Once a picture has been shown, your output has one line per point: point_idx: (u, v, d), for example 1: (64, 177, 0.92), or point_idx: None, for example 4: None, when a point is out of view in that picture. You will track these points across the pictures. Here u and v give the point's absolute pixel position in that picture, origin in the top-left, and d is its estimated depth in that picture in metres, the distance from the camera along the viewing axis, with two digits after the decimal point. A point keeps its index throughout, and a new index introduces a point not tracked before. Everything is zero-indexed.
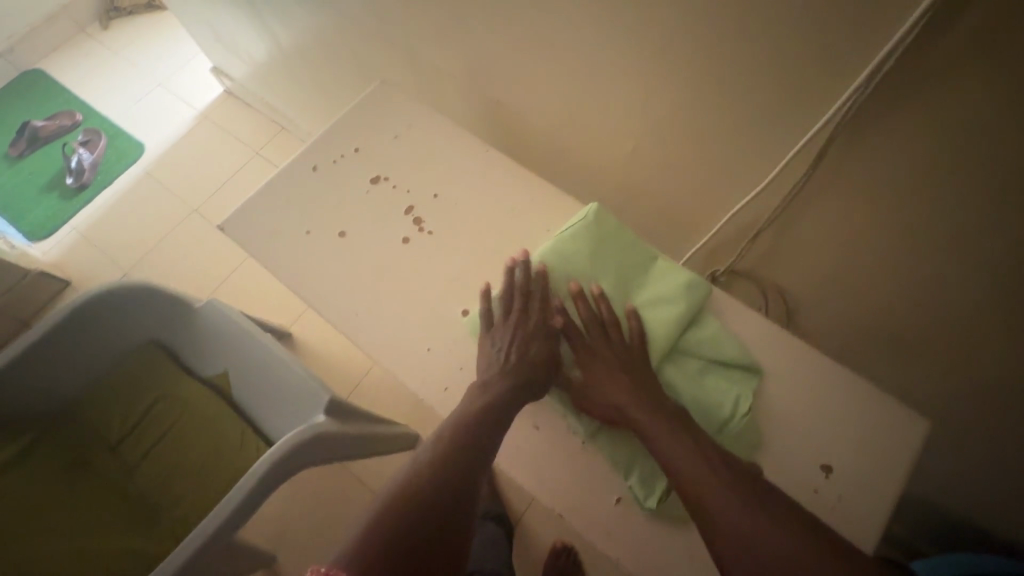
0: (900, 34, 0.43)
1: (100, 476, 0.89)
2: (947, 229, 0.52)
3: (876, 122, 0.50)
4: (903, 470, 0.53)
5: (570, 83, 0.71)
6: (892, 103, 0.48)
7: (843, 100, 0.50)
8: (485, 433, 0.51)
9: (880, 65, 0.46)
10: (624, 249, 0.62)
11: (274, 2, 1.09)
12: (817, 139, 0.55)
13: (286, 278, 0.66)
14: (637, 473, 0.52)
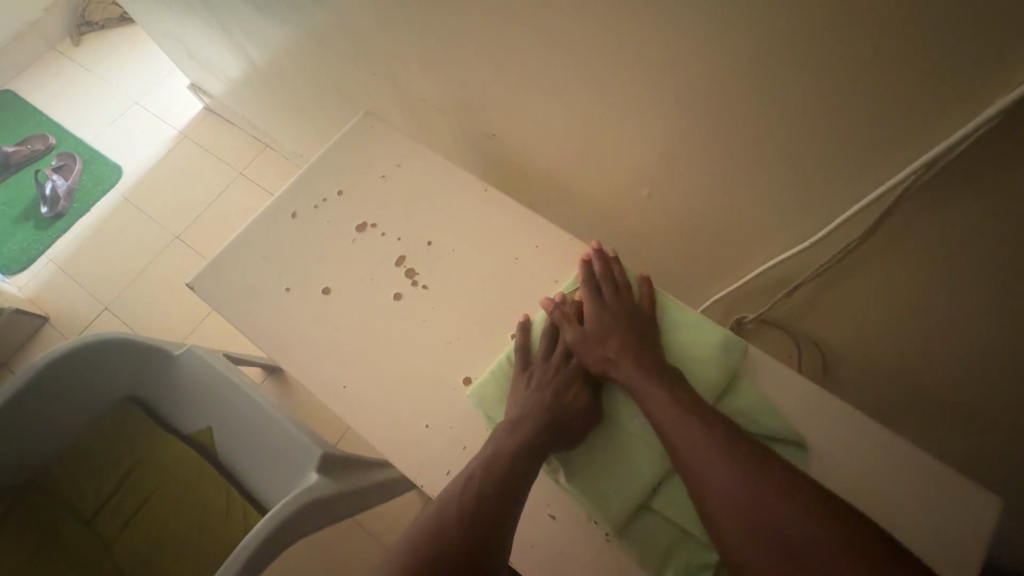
0: (1012, 97, 0.35)
1: (73, 551, 0.82)
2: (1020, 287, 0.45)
3: (954, 173, 0.42)
4: (979, 560, 0.46)
5: (579, 113, 0.63)
6: (977, 150, 0.40)
7: (925, 159, 0.42)
8: (521, 461, 0.47)
9: (977, 126, 0.38)
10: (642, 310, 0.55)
11: (244, 20, 1.02)
12: (879, 187, 0.47)
13: (264, 344, 0.59)
14: (672, 574, 0.46)
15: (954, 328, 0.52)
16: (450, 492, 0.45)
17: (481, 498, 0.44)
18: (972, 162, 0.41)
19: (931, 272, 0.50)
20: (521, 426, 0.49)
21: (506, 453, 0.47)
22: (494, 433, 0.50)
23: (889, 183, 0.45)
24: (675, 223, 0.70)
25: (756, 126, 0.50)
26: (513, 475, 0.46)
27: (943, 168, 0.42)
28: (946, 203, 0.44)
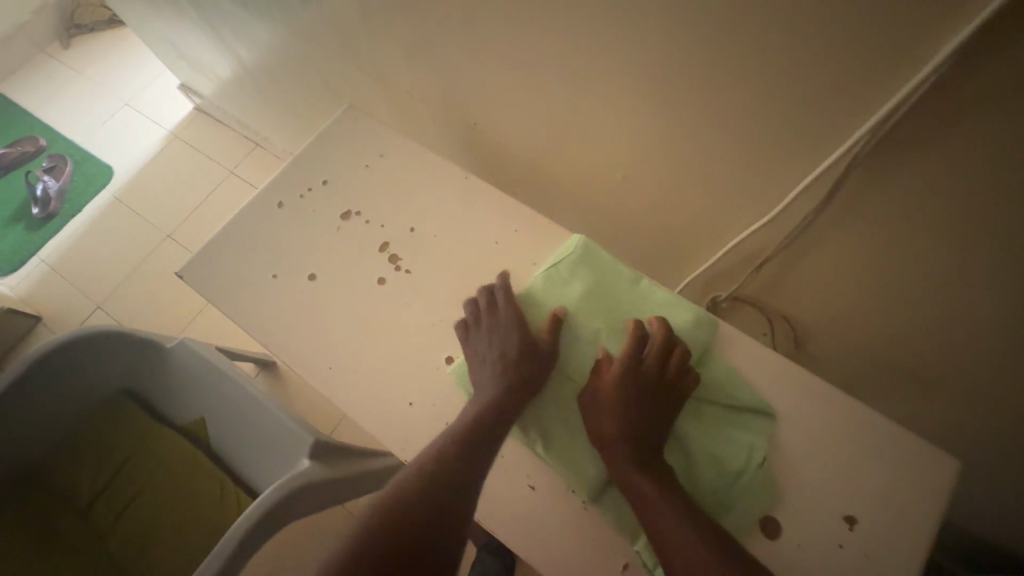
0: (930, 71, 0.38)
1: (69, 542, 0.84)
2: (967, 259, 0.48)
3: (892, 150, 0.45)
4: (934, 518, 0.48)
5: (557, 101, 0.65)
6: (916, 127, 0.42)
7: (864, 131, 0.45)
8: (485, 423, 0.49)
9: (904, 99, 0.41)
10: (613, 286, 0.57)
11: (231, 18, 1.03)
12: (829, 163, 0.49)
13: (251, 328, 0.61)
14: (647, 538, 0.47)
15: (914, 301, 0.55)
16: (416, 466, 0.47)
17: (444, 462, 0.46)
18: (912, 139, 0.43)
19: (888, 247, 0.52)
20: (485, 391, 0.51)
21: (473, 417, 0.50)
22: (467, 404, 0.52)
23: (835, 153, 0.48)
24: (652, 208, 0.72)
25: (720, 111, 0.52)
26: (478, 439, 0.48)
27: (885, 142, 0.44)
28: (896, 180, 0.46)
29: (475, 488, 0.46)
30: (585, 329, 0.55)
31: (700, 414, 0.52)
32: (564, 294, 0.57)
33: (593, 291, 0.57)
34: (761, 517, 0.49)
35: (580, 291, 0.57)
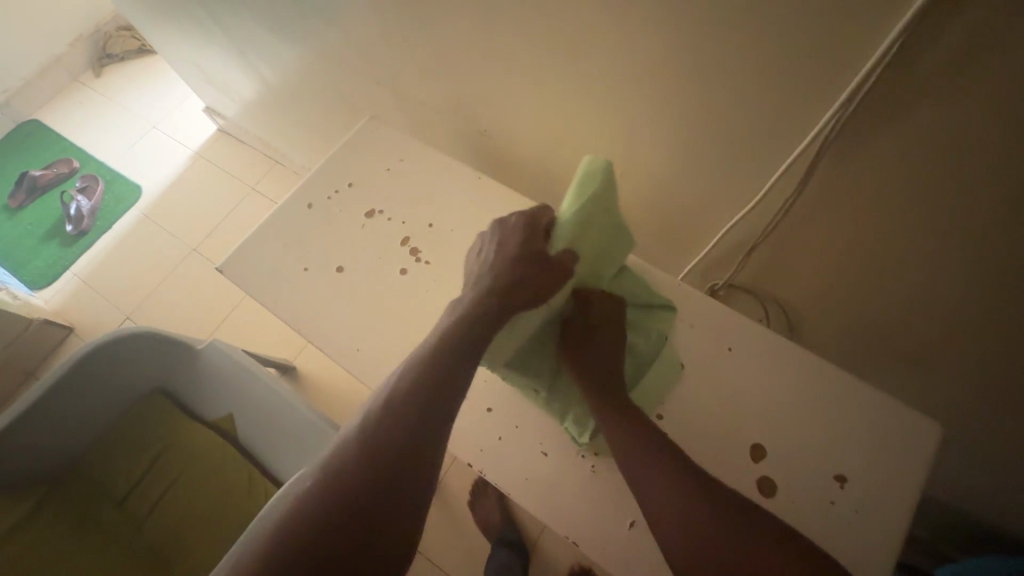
0: (877, 58, 0.43)
1: (108, 530, 0.89)
2: (936, 236, 0.52)
3: (856, 134, 0.50)
4: (918, 473, 0.52)
5: (562, 106, 0.72)
6: (875, 113, 0.47)
7: (829, 116, 0.49)
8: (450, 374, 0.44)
9: (858, 85, 0.46)
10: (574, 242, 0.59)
11: (259, 43, 1.12)
12: (801, 151, 0.54)
13: (285, 317, 0.67)
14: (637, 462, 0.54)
15: (893, 279, 0.60)
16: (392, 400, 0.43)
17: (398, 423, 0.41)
18: (873, 125, 0.48)
19: (864, 229, 0.57)
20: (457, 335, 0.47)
21: (434, 367, 0.44)
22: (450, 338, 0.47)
23: (806, 140, 0.53)
24: (650, 204, 0.78)
25: (708, 109, 0.58)
26: (448, 398, 0.43)
27: (849, 128, 0.50)
28: (864, 168, 0.52)
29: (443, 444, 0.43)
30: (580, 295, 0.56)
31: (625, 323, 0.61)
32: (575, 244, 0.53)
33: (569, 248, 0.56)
34: (758, 477, 0.54)
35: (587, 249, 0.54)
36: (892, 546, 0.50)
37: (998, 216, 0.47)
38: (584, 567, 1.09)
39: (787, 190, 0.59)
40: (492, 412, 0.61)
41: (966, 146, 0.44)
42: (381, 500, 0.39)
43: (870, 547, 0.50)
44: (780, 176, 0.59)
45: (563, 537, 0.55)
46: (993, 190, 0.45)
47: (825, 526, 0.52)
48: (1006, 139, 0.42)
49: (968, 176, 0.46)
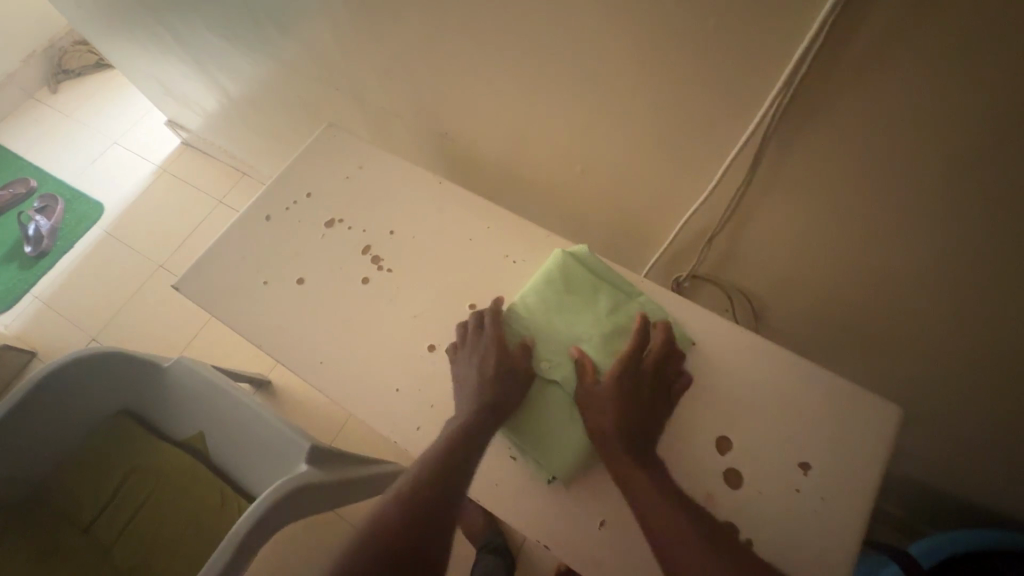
0: (803, 48, 0.45)
1: (73, 560, 0.85)
2: (886, 220, 0.54)
3: (797, 122, 0.51)
4: (879, 454, 0.53)
5: (520, 107, 0.72)
6: (815, 101, 0.48)
7: (767, 106, 0.51)
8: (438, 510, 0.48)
9: (794, 71, 0.46)
10: (561, 306, 0.60)
11: (217, 54, 1.10)
12: (747, 142, 0.55)
13: (246, 331, 0.65)
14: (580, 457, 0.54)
15: (846, 263, 0.61)
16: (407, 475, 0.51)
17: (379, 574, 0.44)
18: (814, 114, 0.49)
19: (817, 215, 0.58)
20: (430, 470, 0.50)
21: (442, 448, 0.52)
22: (450, 422, 0.54)
23: (749, 130, 0.54)
24: (612, 201, 0.78)
25: (659, 104, 0.59)
26: (454, 468, 0.50)
27: (790, 117, 0.51)
28: (811, 155, 0.52)
29: (449, 511, 0.48)
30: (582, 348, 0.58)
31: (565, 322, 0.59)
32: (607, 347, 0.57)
33: (580, 333, 0.58)
34: (724, 469, 0.55)
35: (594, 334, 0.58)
36: (857, 527, 0.51)
37: (940, 198, 0.48)
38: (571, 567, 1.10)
39: (741, 182, 0.60)
40: None
41: (900, 130, 0.45)
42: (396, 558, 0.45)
43: (835, 531, 0.51)
44: (732, 168, 0.59)
45: (533, 540, 0.54)
46: (932, 172, 0.47)
47: (791, 513, 0.52)
48: (941, 123, 0.43)
49: (910, 161, 0.47)
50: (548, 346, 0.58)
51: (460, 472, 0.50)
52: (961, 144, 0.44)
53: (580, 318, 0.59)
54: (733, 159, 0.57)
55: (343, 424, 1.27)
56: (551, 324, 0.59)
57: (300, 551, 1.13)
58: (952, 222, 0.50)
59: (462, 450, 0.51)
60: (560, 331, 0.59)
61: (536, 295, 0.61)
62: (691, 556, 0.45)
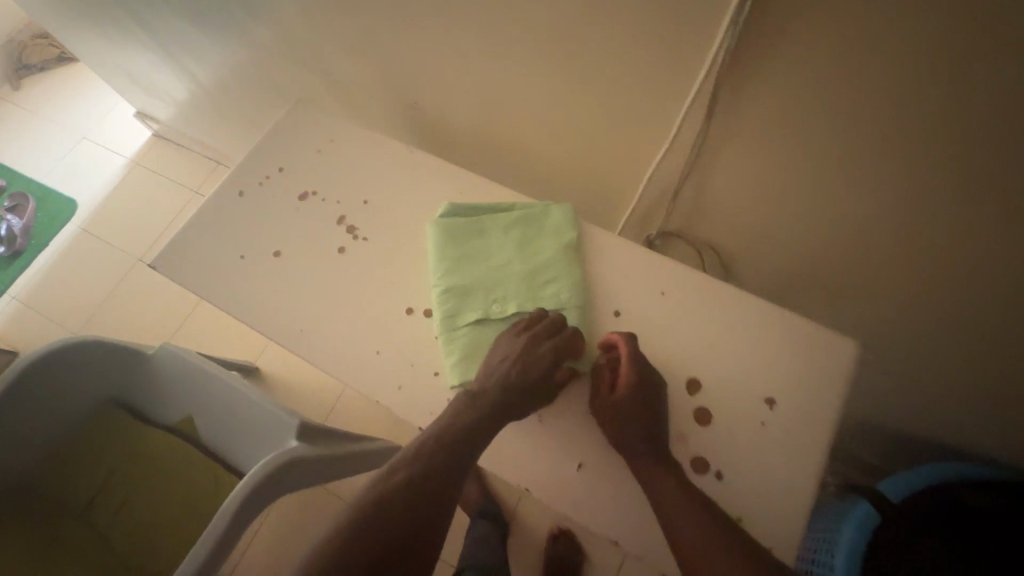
0: None
1: (71, 547, 0.86)
2: (833, 148, 0.57)
3: (746, 60, 0.53)
4: (837, 385, 0.57)
5: (486, 71, 0.72)
6: (760, 36, 0.51)
7: (717, 43, 0.53)
8: (443, 487, 0.49)
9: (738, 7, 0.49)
10: (469, 253, 0.64)
11: (181, 39, 1.08)
12: (702, 83, 0.58)
13: (225, 304, 0.66)
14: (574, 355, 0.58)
15: (802, 198, 0.65)
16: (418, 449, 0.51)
17: (376, 537, 0.45)
18: (760, 49, 0.52)
19: (772, 152, 0.61)
20: (447, 442, 0.51)
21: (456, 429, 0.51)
22: (458, 403, 0.54)
23: (700, 69, 0.56)
24: (582, 163, 0.80)
25: (620, 57, 0.60)
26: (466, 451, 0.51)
27: (741, 54, 0.53)
28: (761, 92, 0.55)
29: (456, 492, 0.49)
30: (523, 286, 0.61)
31: (488, 269, 0.63)
32: (541, 272, 0.62)
33: (500, 265, 0.63)
34: (696, 408, 0.57)
35: (522, 267, 0.62)
36: (819, 453, 0.54)
37: (877, 116, 0.52)
38: (563, 529, 1.13)
39: (699, 125, 0.63)
40: (438, 376, 0.60)
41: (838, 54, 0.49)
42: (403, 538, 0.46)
43: (801, 457, 0.54)
44: (692, 113, 0.62)
45: (515, 486, 0.56)
46: (869, 92, 0.50)
47: (758, 444, 0.55)
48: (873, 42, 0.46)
49: (850, 83, 0.50)
50: (481, 287, 0.61)
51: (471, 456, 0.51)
52: (892, 63, 0.47)
53: (503, 260, 0.63)
54: (692, 100, 0.60)
55: (333, 405, 1.29)
56: (470, 270, 0.63)
57: (296, 530, 1.15)
58: (891, 139, 0.53)
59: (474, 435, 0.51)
60: (481, 271, 0.62)
61: (442, 256, 0.63)
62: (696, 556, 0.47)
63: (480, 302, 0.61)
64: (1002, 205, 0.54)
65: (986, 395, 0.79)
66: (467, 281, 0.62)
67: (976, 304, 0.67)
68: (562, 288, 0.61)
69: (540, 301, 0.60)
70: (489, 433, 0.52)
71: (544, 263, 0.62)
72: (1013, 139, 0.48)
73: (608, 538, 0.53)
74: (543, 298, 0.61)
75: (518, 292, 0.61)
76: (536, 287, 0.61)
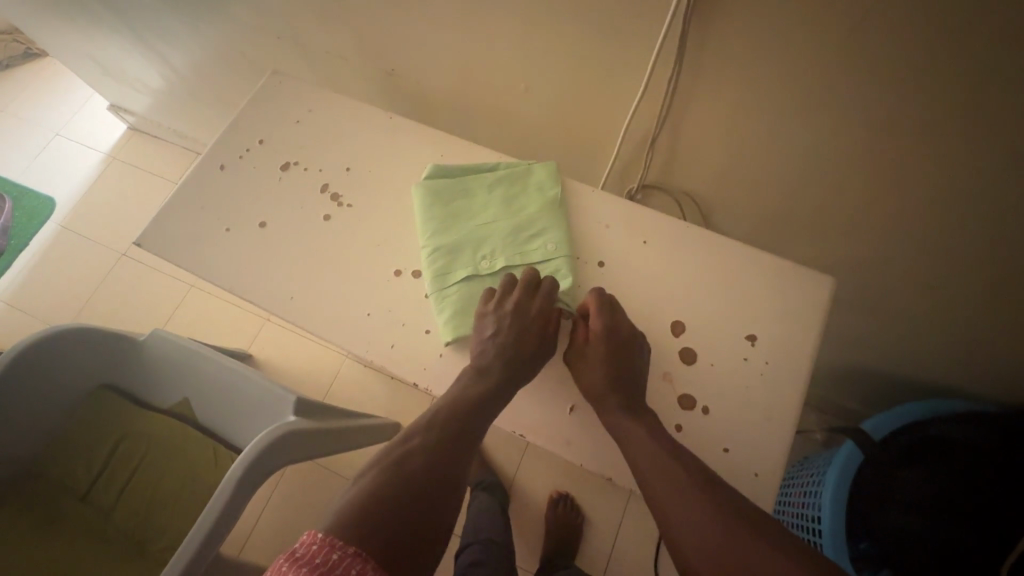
0: None
1: (73, 529, 0.87)
2: (800, 88, 0.59)
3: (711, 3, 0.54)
4: (814, 318, 0.59)
5: (461, 34, 0.72)
6: None
7: None
8: (458, 449, 0.50)
9: None
10: (455, 213, 0.65)
11: (150, 22, 1.07)
12: (670, 31, 0.58)
13: (215, 276, 0.66)
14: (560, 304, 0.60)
15: (774, 140, 0.67)
16: (433, 415, 0.52)
17: (389, 503, 0.43)
18: None
19: (742, 94, 0.63)
20: (453, 418, 0.51)
21: (469, 396, 0.53)
22: (462, 377, 0.55)
23: (668, 18, 0.56)
24: (561, 123, 0.81)
25: (590, 9, 0.61)
26: (479, 414, 0.52)
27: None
28: (726, 35, 0.57)
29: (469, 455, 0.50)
30: (510, 241, 0.62)
31: (475, 227, 0.63)
32: (527, 226, 0.63)
33: (486, 223, 0.64)
34: (680, 349, 0.59)
35: (509, 222, 0.63)
36: (799, 383, 0.57)
37: (841, 54, 0.53)
38: (563, 492, 1.16)
39: (671, 75, 0.64)
40: (430, 333, 0.61)
41: None
42: (426, 496, 0.45)
43: (781, 390, 0.57)
44: (663, 62, 0.63)
45: (511, 434, 0.58)
46: (831, 30, 0.52)
47: (741, 378, 0.57)
48: None
49: (810, 22, 0.52)
50: (469, 245, 0.62)
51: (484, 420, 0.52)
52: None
53: (490, 218, 0.64)
54: (661, 48, 0.60)
55: (330, 384, 1.30)
56: (457, 229, 0.63)
57: (300, 508, 1.17)
58: (855, 77, 0.55)
59: (485, 402, 0.52)
60: (468, 230, 0.63)
61: (429, 217, 0.64)
62: (675, 498, 0.47)
63: (469, 259, 0.62)
64: (964, 138, 0.56)
65: (960, 332, 0.82)
66: (454, 239, 0.63)
67: (945, 240, 0.69)
68: (549, 242, 0.62)
69: (527, 255, 0.62)
70: (495, 406, 0.53)
71: (530, 218, 0.63)
72: (969, 70, 0.50)
73: (604, 476, 0.56)
74: (530, 252, 0.62)
75: (506, 247, 0.62)
76: (523, 242, 0.62)
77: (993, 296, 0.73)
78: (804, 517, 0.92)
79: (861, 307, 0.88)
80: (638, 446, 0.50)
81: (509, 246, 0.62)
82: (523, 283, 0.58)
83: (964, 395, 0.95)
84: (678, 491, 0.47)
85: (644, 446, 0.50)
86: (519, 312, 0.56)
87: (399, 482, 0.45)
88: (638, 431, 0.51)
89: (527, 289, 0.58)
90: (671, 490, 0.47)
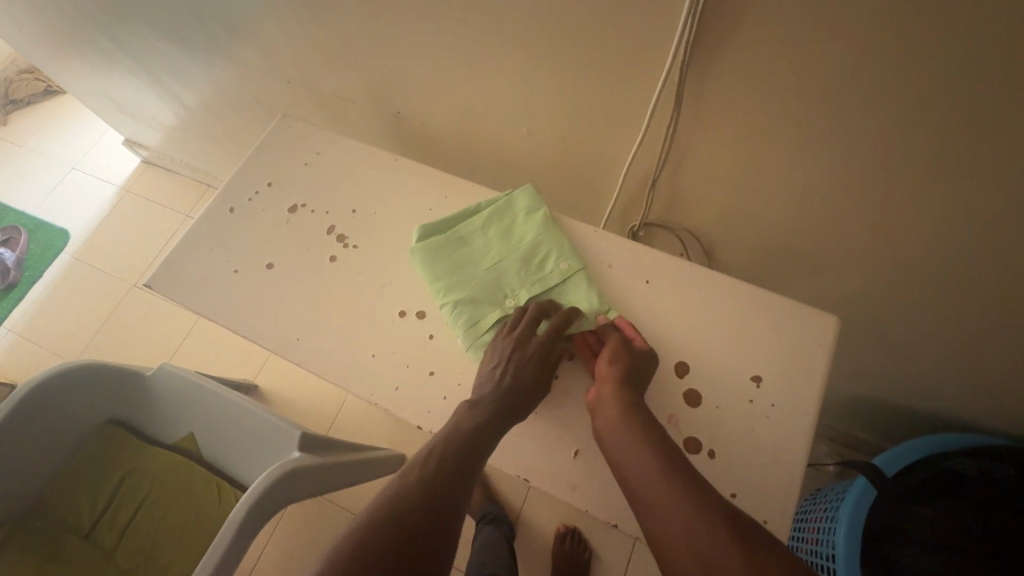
0: None
1: (75, 568, 0.86)
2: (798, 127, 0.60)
3: (707, 47, 0.56)
4: (818, 359, 0.59)
5: (466, 78, 0.75)
6: (719, 25, 0.53)
7: (678, 36, 0.55)
8: (452, 488, 0.48)
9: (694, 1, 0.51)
10: (458, 262, 0.65)
11: (165, 65, 1.11)
12: (668, 75, 0.60)
13: (221, 316, 0.67)
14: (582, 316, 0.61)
15: (771, 176, 0.68)
16: (428, 448, 0.51)
17: (379, 544, 0.42)
18: (719, 36, 0.54)
19: (741, 133, 0.64)
20: (448, 455, 0.50)
21: (467, 433, 0.52)
22: (457, 413, 0.54)
23: (667, 63, 0.58)
24: (563, 162, 0.82)
25: (590, 55, 0.63)
26: (472, 450, 0.51)
27: (702, 43, 0.55)
28: (724, 77, 0.58)
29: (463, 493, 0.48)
30: (520, 275, 0.64)
31: (483, 270, 0.64)
32: (534, 253, 0.64)
33: (493, 262, 0.64)
34: (685, 391, 0.59)
35: (515, 255, 0.65)
36: (806, 425, 0.56)
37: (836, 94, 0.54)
38: (570, 526, 1.14)
39: (671, 115, 0.65)
40: (434, 375, 0.61)
41: (791, 40, 0.51)
42: (415, 531, 0.44)
43: (788, 433, 0.56)
44: (662, 103, 0.64)
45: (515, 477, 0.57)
46: (825, 74, 0.53)
47: (746, 420, 0.57)
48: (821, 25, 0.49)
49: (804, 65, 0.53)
50: (482, 287, 0.63)
51: (479, 458, 0.51)
52: (842, 42, 0.50)
53: (496, 257, 0.65)
54: (659, 91, 0.61)
55: (335, 416, 1.30)
56: (466, 276, 0.64)
57: (303, 543, 1.16)
58: (852, 118, 0.56)
59: (480, 441, 0.52)
60: (478, 274, 0.64)
61: (434, 273, 0.64)
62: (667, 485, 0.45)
63: (487, 302, 0.62)
64: (965, 176, 0.56)
65: (971, 365, 0.81)
66: (466, 287, 0.63)
67: (950, 275, 0.69)
68: (557, 261, 0.64)
69: (541, 282, 0.63)
70: (488, 444, 0.52)
71: (533, 245, 0.65)
72: (967, 112, 0.50)
73: (608, 523, 0.55)
74: (544, 277, 0.63)
75: (520, 279, 0.63)
76: (535, 269, 0.64)
77: (1001, 329, 0.73)
78: (817, 555, 0.90)
79: (868, 340, 0.88)
80: (638, 438, 0.49)
81: (522, 282, 0.63)
82: (534, 311, 0.60)
83: (980, 429, 0.93)
84: (670, 478, 0.45)
85: (643, 439, 0.49)
86: (524, 338, 0.58)
87: (390, 522, 0.44)
88: (638, 424, 0.50)
89: (535, 318, 0.59)
90: (662, 478, 0.46)
